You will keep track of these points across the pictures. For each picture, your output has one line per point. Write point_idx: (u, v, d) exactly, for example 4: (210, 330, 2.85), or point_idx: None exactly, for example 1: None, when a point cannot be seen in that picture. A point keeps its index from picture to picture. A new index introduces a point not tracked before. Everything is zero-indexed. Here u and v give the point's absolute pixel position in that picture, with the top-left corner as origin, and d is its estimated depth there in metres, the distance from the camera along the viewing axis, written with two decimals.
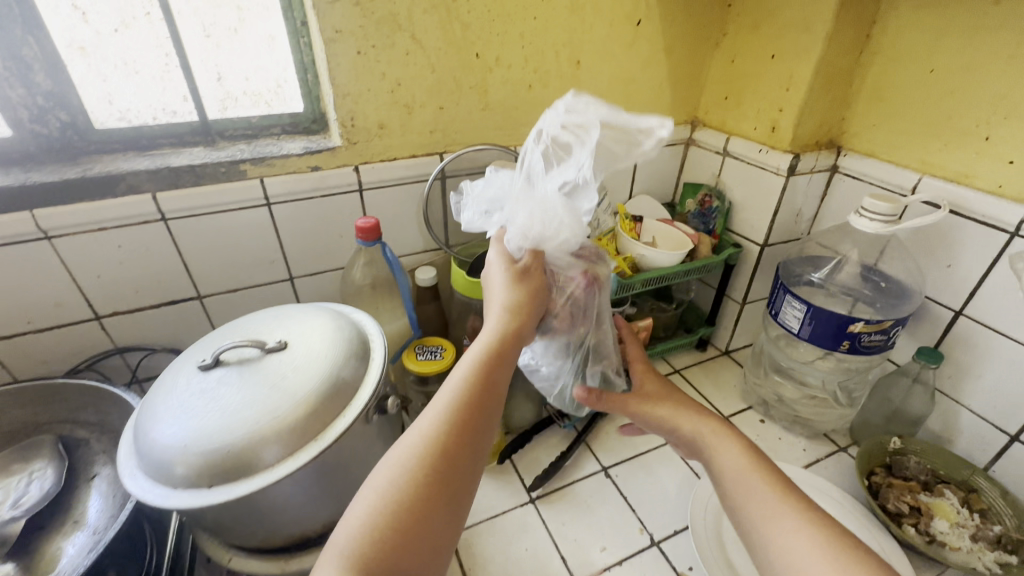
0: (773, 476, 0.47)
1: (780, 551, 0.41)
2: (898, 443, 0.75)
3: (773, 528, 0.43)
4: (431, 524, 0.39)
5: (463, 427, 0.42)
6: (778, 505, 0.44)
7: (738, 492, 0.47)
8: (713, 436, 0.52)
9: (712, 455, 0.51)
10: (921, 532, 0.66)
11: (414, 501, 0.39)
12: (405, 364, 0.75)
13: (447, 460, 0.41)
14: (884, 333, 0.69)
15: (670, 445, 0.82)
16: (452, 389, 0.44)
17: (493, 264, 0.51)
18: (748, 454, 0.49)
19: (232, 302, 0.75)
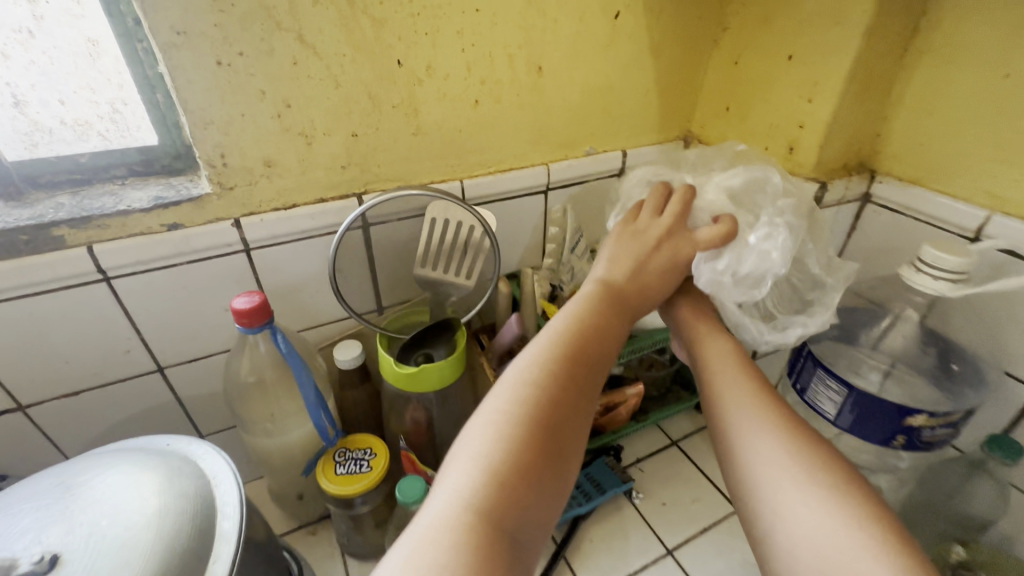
0: (756, 378, 0.42)
1: (747, 456, 0.37)
2: (962, 554, 0.58)
3: (748, 427, 0.38)
4: (545, 462, 0.34)
5: (557, 356, 0.40)
6: (758, 408, 0.39)
7: (718, 389, 0.42)
8: (722, 335, 0.47)
9: (702, 353, 0.46)
10: None
11: (526, 438, 0.34)
12: (320, 481, 0.55)
13: (555, 394, 0.37)
14: (952, 425, 0.52)
15: (671, 555, 0.65)
16: (558, 318, 0.43)
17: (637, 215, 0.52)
18: (744, 359, 0.44)
19: (76, 408, 0.55)
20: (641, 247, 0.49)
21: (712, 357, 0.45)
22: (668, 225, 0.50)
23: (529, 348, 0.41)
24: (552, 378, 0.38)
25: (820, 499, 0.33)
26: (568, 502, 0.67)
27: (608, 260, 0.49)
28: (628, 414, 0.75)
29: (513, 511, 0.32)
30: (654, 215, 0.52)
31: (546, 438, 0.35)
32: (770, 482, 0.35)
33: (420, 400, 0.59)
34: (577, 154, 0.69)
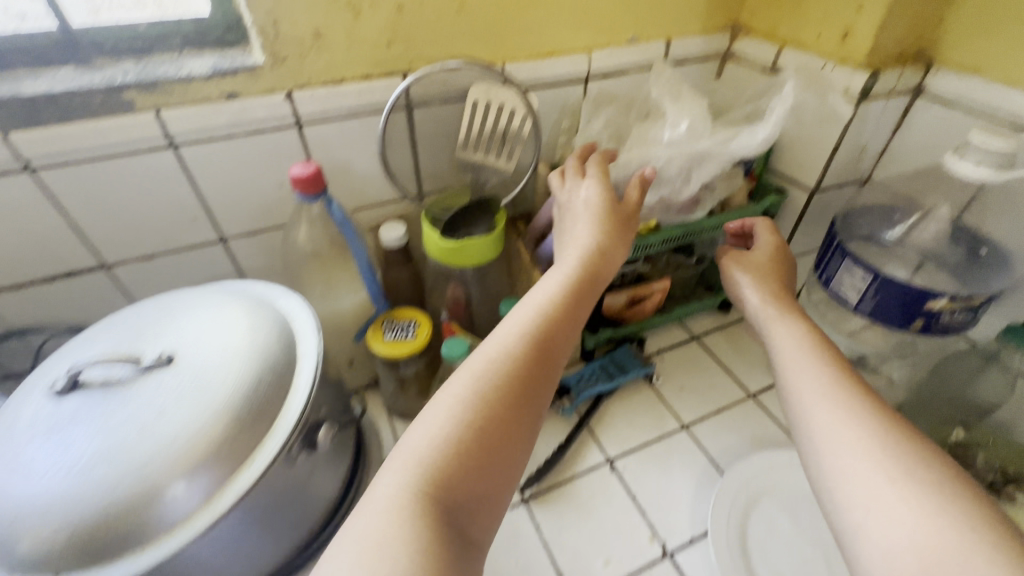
0: (844, 375, 0.38)
1: (828, 448, 0.34)
2: (962, 435, 0.63)
3: (825, 417, 0.36)
4: (519, 416, 0.33)
5: (553, 322, 0.37)
6: (843, 405, 0.36)
7: (793, 382, 0.39)
8: (798, 318, 0.44)
9: (777, 339, 0.43)
10: None
11: (509, 392, 0.33)
12: (370, 345, 0.61)
13: (545, 355, 0.35)
14: (971, 310, 0.55)
15: (687, 430, 0.71)
16: (548, 279, 0.40)
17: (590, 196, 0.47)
18: (816, 343, 0.41)
19: (151, 271, 0.60)
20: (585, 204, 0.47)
21: (788, 340, 0.42)
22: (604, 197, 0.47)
23: (521, 305, 0.38)
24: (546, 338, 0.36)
25: (919, 499, 0.30)
26: (595, 381, 0.72)
27: (575, 232, 0.45)
28: (653, 307, 0.80)
29: (477, 456, 0.30)
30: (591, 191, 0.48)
31: (528, 395, 0.34)
32: (851, 480, 0.32)
33: (460, 276, 0.64)
34: (619, 41, 0.66)
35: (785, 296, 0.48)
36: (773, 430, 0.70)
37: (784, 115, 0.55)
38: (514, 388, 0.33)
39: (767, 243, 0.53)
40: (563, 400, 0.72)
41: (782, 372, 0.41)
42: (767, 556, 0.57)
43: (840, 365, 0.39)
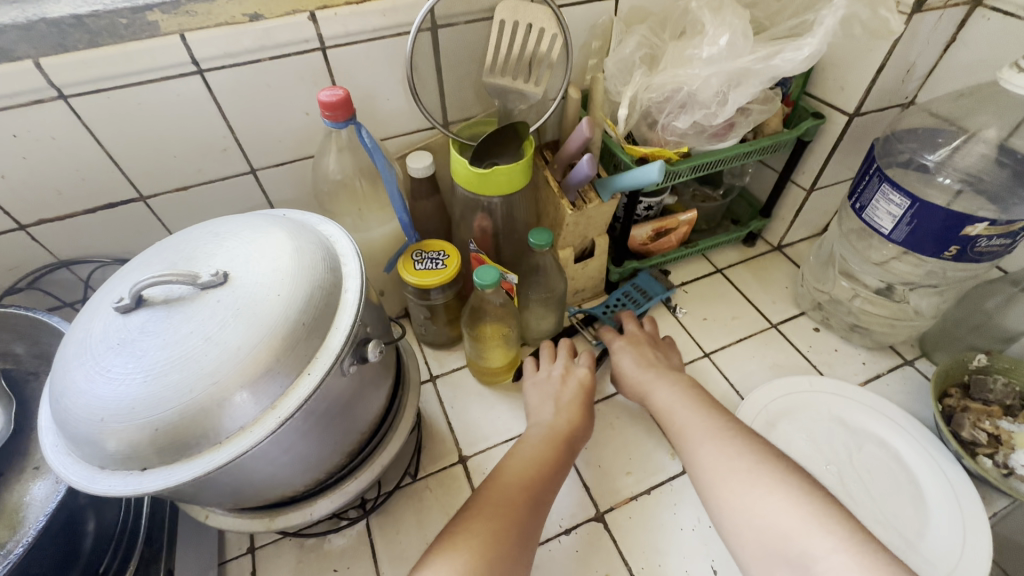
0: (716, 418, 0.51)
1: (698, 471, 0.48)
2: (983, 361, 0.64)
3: (711, 454, 0.48)
4: (526, 542, 0.45)
5: (532, 471, 0.51)
6: (695, 417, 0.52)
7: (686, 429, 0.51)
8: (664, 380, 0.58)
9: (659, 391, 0.57)
10: (994, 462, 0.58)
11: (509, 515, 0.46)
12: (401, 274, 0.62)
13: (536, 494, 0.49)
14: (1010, 236, 0.54)
15: (708, 357, 0.72)
16: (536, 437, 0.55)
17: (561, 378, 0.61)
18: (685, 391, 0.56)
19: (186, 203, 0.62)
20: (572, 382, 0.60)
21: (658, 398, 0.56)
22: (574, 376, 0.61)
23: (509, 457, 0.52)
24: (537, 457, 0.52)
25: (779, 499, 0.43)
26: (622, 309, 0.74)
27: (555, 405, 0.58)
28: (677, 240, 0.79)
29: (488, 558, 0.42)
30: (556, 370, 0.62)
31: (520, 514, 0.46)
32: (718, 488, 0.46)
33: (488, 207, 0.63)
34: None
35: (651, 360, 0.62)
36: (793, 358, 0.72)
37: (834, 27, 0.52)
38: (511, 510, 0.46)
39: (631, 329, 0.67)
40: (592, 328, 0.74)
41: (667, 421, 0.54)
42: None
43: (712, 412, 0.52)
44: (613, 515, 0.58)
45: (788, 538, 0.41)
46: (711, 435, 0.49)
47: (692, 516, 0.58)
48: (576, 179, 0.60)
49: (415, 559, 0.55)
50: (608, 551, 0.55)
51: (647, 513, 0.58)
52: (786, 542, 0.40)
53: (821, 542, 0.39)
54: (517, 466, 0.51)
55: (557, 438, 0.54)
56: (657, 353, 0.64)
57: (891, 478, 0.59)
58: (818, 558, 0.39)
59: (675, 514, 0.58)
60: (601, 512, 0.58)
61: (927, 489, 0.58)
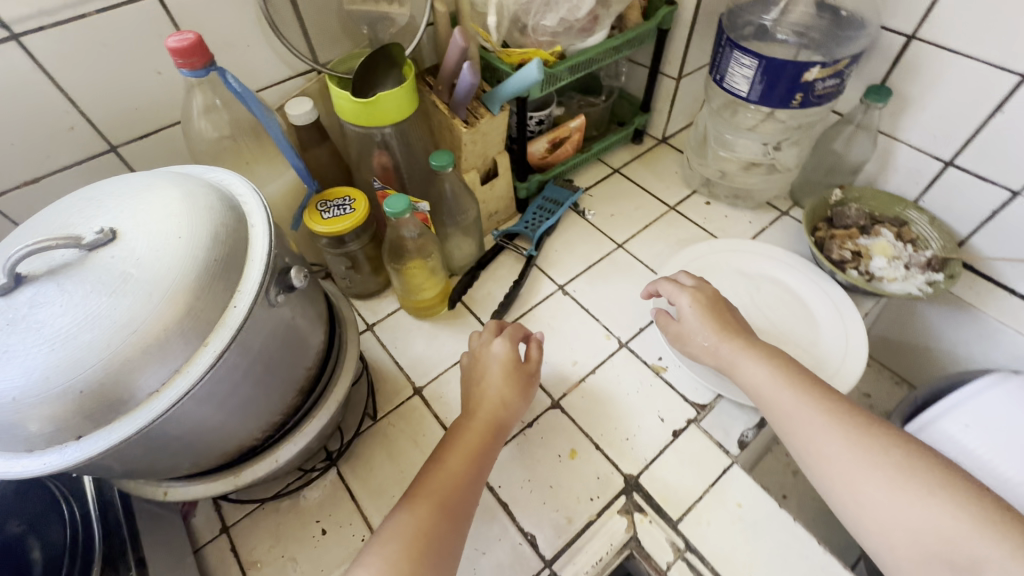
0: (833, 407, 0.47)
1: (819, 467, 0.46)
2: (839, 195, 0.74)
3: (836, 449, 0.45)
4: (445, 559, 0.44)
5: (460, 471, 0.48)
6: (807, 405, 0.48)
7: (795, 422, 0.48)
8: (749, 351, 0.54)
9: (744, 366, 0.53)
10: (860, 272, 0.70)
11: (421, 531, 0.44)
12: (311, 227, 0.61)
13: (463, 494, 0.47)
14: (839, 75, 0.62)
15: (622, 248, 0.78)
16: (465, 424, 0.52)
17: (489, 355, 0.57)
18: (775, 363, 0.52)
19: (42, 198, 0.55)
20: (494, 360, 0.57)
21: (754, 369, 0.52)
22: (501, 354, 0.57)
23: (432, 461, 0.49)
24: (466, 454, 0.49)
25: (936, 499, 0.40)
26: (539, 221, 0.78)
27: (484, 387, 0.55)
28: (573, 147, 0.83)
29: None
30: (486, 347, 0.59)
31: (441, 526, 0.44)
32: (852, 490, 0.43)
33: (384, 141, 0.62)
34: None
35: (724, 325, 0.57)
36: (693, 231, 0.80)
37: None
38: (432, 524, 0.44)
39: (694, 292, 0.59)
40: (516, 243, 0.77)
41: (764, 405, 0.51)
42: None
43: (811, 390, 0.49)
44: (568, 400, 0.63)
45: (949, 541, 0.39)
46: (837, 428, 0.46)
47: (635, 381, 0.64)
48: (463, 93, 0.60)
49: (393, 488, 0.57)
50: (570, 430, 0.60)
51: (596, 390, 0.63)
52: (944, 544, 0.39)
53: (982, 544, 0.38)
54: (442, 467, 0.48)
55: (484, 425, 0.52)
56: (731, 311, 0.59)
57: (787, 307, 0.69)
58: (983, 560, 0.37)
59: (620, 383, 0.64)
60: (557, 400, 0.63)
61: (814, 308, 0.69)
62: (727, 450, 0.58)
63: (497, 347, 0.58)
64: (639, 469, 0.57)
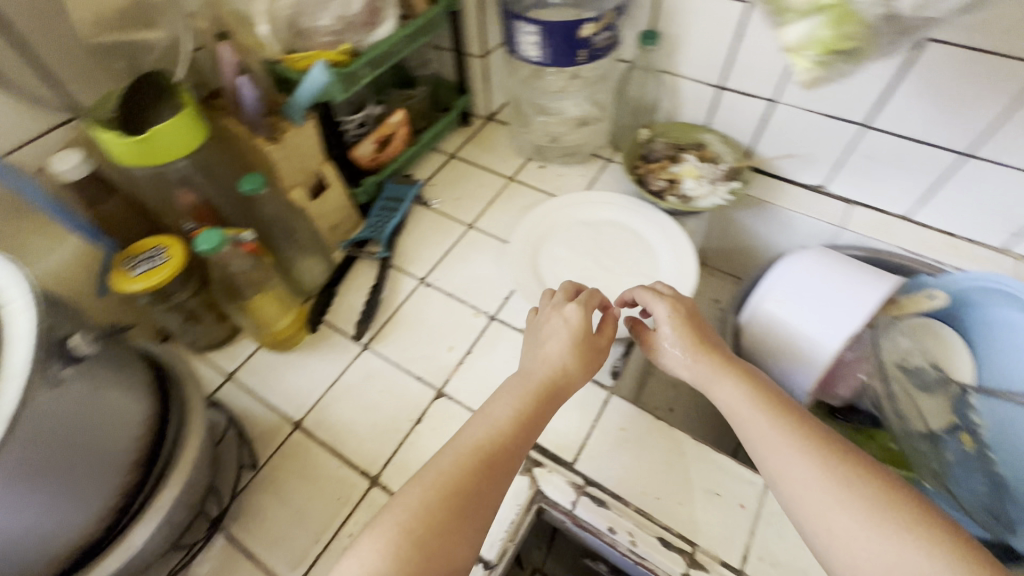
0: (808, 433, 0.43)
1: (793, 498, 0.41)
2: (646, 134, 0.83)
3: (808, 478, 0.41)
4: (477, 523, 0.43)
5: (494, 445, 0.47)
6: (780, 432, 0.44)
7: (765, 447, 0.44)
8: (720, 372, 0.50)
9: (716, 387, 0.50)
10: (677, 197, 0.78)
11: (456, 490, 0.44)
12: (121, 289, 0.54)
13: (495, 470, 0.46)
14: (610, 27, 0.68)
15: (474, 228, 0.80)
16: (509, 389, 0.52)
17: (566, 315, 0.58)
18: (750, 384, 0.48)
19: None
20: (565, 325, 0.57)
21: (727, 388, 0.49)
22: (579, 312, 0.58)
23: (482, 414, 0.50)
24: (513, 415, 0.50)
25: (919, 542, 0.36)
26: (385, 222, 0.77)
27: (548, 350, 0.55)
28: (403, 142, 0.82)
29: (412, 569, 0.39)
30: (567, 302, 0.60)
31: (453, 513, 0.43)
32: (827, 525, 0.39)
33: (183, 177, 0.57)
34: None
35: (699, 343, 0.53)
36: (535, 196, 0.84)
37: None
38: (448, 507, 0.43)
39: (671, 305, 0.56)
40: (367, 249, 0.76)
41: (737, 428, 0.47)
42: (557, 278, 0.72)
43: (787, 413, 0.45)
44: (452, 385, 0.64)
45: None
46: (818, 458, 0.41)
47: (510, 348, 0.67)
48: (254, 109, 0.57)
49: (293, 530, 0.54)
50: (459, 413, 0.62)
51: (476, 368, 0.65)
52: None
53: None
54: (489, 428, 0.48)
55: (535, 388, 0.52)
56: (709, 328, 0.56)
57: (627, 243, 0.76)
58: None
59: (497, 355, 0.66)
60: (441, 389, 0.63)
61: (649, 238, 0.76)
62: (602, 384, 0.63)
63: (574, 310, 0.58)
64: None
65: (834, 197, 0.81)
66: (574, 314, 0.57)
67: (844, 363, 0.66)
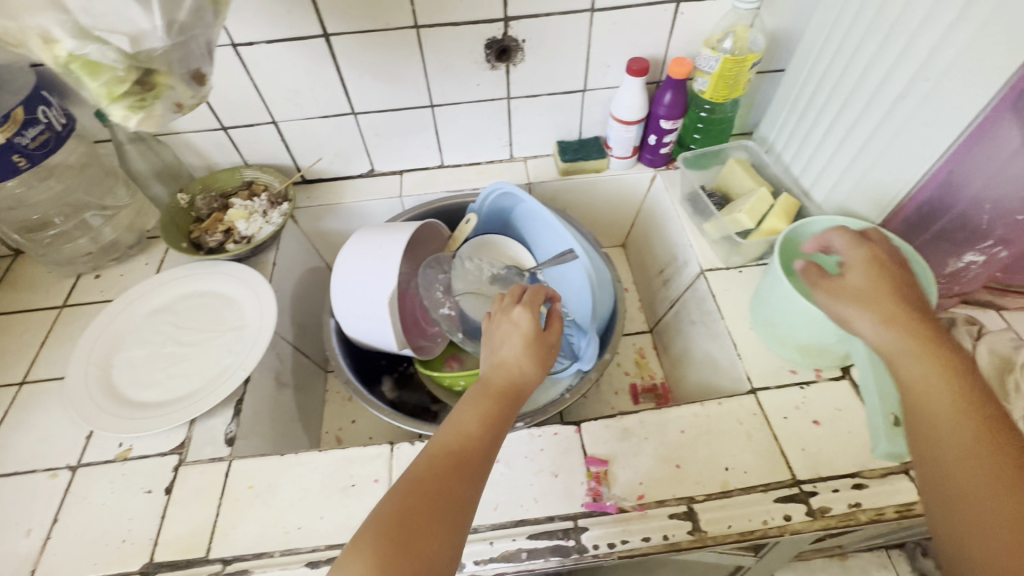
0: (963, 409, 0.41)
1: (927, 461, 0.41)
2: (185, 197, 0.81)
3: (947, 450, 0.40)
4: (442, 531, 0.41)
5: (456, 445, 0.46)
6: (938, 401, 0.42)
7: (925, 411, 0.42)
8: (920, 343, 0.45)
9: (901, 367, 0.45)
10: (239, 242, 0.80)
11: (425, 492, 0.42)
12: None
13: (458, 478, 0.44)
14: (32, 122, 0.63)
15: (27, 382, 0.68)
16: (471, 394, 0.50)
17: (520, 317, 0.54)
18: (945, 360, 0.44)
19: None
20: (518, 328, 0.54)
21: (906, 367, 0.45)
22: (528, 314, 0.54)
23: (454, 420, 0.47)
24: (482, 417, 0.48)
25: None
26: None
27: (505, 350, 0.53)
28: None
29: None
30: (516, 307, 0.55)
31: (416, 525, 0.40)
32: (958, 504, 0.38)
33: None
34: None
35: (896, 314, 0.47)
36: (97, 310, 0.75)
37: None
38: (412, 518, 0.40)
39: (857, 250, 0.54)
40: None
41: (905, 400, 0.44)
42: (136, 381, 0.66)
43: (967, 383, 0.42)
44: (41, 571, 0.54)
45: None
46: (955, 430, 0.40)
47: (106, 485, 0.59)
48: None
49: None
50: None
51: (67, 532, 0.56)
52: None
53: None
54: (464, 433, 0.47)
55: (496, 390, 0.50)
56: (908, 277, 0.51)
57: (206, 307, 0.73)
58: None
59: (90, 501, 0.58)
60: None
61: (225, 288, 0.75)
62: (222, 457, 0.61)
63: (528, 306, 0.55)
64: (149, 552, 0.54)
65: (387, 173, 0.91)
66: (527, 317, 0.54)
67: (414, 304, 0.76)
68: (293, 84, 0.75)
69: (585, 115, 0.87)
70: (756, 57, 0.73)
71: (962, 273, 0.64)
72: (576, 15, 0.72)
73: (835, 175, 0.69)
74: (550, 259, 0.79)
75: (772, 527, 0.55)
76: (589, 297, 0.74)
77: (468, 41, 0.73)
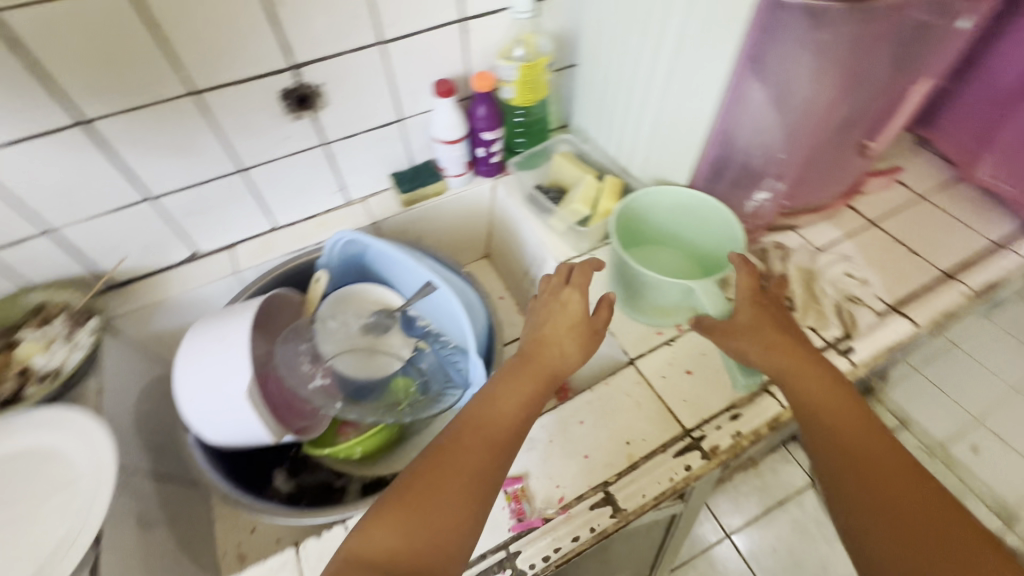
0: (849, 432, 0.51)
1: (827, 483, 0.50)
2: None
3: (838, 470, 0.49)
4: (465, 498, 0.49)
5: (489, 423, 0.53)
6: (824, 432, 0.51)
7: (815, 435, 0.52)
8: (810, 372, 0.54)
9: (796, 393, 0.54)
10: (39, 380, 0.67)
11: (456, 461, 0.50)
12: None
13: (484, 453, 0.51)
14: None
15: None
16: (512, 372, 0.58)
17: (569, 300, 0.61)
18: (831, 390, 0.53)
19: None
20: (564, 317, 0.60)
21: (802, 387, 0.54)
22: (573, 299, 0.61)
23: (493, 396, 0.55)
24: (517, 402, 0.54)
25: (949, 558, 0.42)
26: None
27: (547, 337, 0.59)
28: None
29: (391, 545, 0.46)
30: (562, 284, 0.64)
31: (443, 491, 0.49)
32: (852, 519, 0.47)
33: None
34: None
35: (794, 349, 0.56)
36: None
37: None
38: (443, 483, 0.49)
39: (740, 278, 0.60)
40: None
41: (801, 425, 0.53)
42: None
43: (846, 412, 0.52)
44: None
45: None
46: (872, 465, 0.48)
47: None
48: None
49: None
50: None
51: None
52: None
53: None
54: (500, 410, 0.55)
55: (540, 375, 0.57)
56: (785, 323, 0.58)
57: (19, 470, 0.60)
58: None
59: None
60: None
61: (36, 438, 0.62)
62: None
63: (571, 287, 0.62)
64: None
65: (214, 251, 0.82)
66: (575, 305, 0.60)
67: (280, 388, 0.69)
68: (60, 182, 0.64)
69: (410, 143, 0.86)
70: (547, 59, 0.79)
71: (758, 213, 0.74)
72: (366, 51, 0.71)
73: (641, 149, 0.77)
74: (416, 293, 0.79)
75: (677, 482, 0.59)
76: (462, 321, 0.73)
77: (259, 96, 0.68)
